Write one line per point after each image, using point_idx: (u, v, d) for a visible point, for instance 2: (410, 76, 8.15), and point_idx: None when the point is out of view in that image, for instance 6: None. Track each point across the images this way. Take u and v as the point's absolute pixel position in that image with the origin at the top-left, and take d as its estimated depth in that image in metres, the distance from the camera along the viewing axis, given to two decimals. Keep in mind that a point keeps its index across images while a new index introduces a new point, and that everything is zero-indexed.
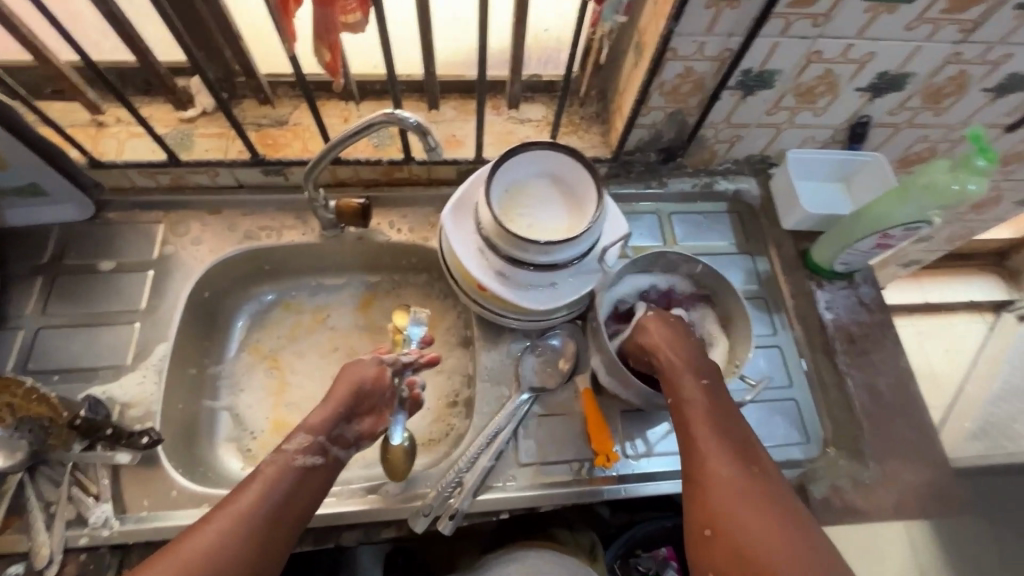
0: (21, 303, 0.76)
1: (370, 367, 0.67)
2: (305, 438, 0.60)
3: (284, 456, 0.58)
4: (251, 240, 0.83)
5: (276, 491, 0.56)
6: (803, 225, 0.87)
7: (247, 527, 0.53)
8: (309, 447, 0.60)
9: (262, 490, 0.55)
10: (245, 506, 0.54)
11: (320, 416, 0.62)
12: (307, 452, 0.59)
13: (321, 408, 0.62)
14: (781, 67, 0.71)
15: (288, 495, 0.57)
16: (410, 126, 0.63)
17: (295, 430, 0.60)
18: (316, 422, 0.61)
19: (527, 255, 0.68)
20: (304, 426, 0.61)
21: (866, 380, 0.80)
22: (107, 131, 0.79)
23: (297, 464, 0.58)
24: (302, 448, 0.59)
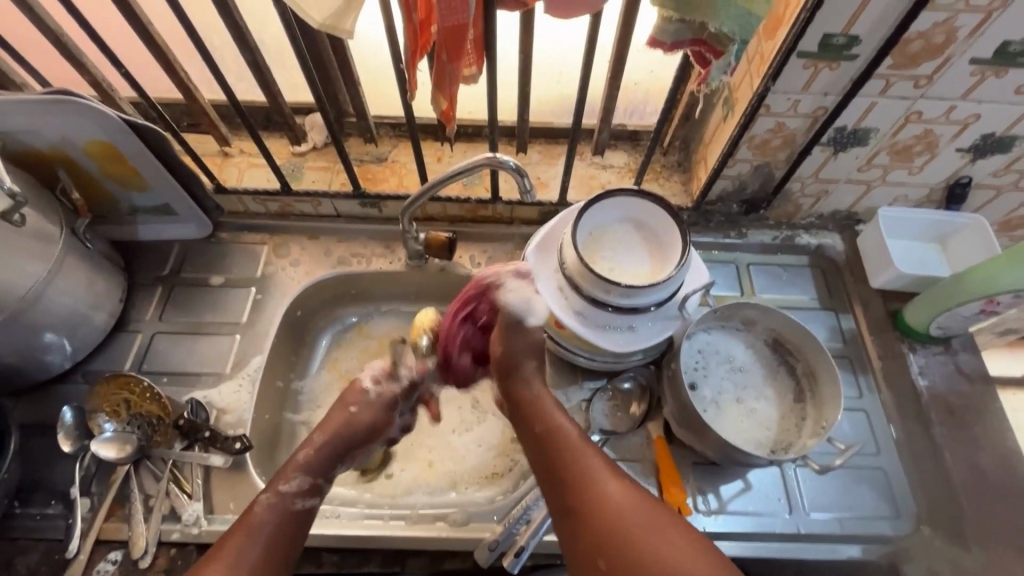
0: (142, 309, 0.84)
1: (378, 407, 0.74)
2: (301, 480, 0.65)
3: (281, 499, 0.62)
4: (343, 265, 0.89)
5: (262, 534, 0.59)
6: (894, 284, 0.83)
7: (239, 571, 0.56)
8: (302, 491, 0.64)
9: (252, 530, 0.59)
10: (240, 547, 0.58)
11: (318, 455, 0.68)
12: (305, 494, 0.64)
13: (316, 448, 0.68)
14: (876, 125, 0.71)
15: (277, 537, 0.60)
16: (506, 167, 0.67)
17: (293, 471, 0.65)
18: (313, 464, 0.67)
19: (608, 297, 0.69)
20: (300, 467, 0.66)
21: (966, 455, 0.73)
22: (231, 161, 0.89)
23: (293, 506, 0.63)
24: (301, 491, 0.64)
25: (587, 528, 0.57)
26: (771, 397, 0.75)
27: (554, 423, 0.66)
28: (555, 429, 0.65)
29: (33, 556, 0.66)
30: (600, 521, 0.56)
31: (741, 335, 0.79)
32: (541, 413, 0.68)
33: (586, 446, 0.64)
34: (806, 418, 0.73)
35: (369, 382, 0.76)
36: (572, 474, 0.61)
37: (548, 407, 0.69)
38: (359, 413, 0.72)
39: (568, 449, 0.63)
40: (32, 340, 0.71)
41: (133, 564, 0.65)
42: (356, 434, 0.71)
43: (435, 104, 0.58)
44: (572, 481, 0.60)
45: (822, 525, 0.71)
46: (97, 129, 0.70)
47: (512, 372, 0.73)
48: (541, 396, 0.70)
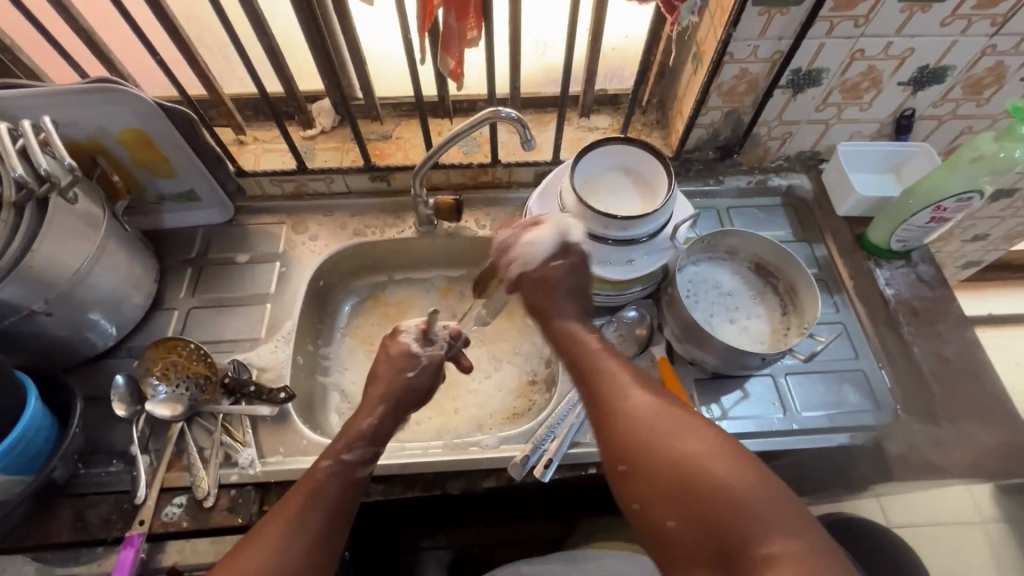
0: (176, 289, 0.91)
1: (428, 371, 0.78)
2: (362, 448, 0.69)
3: (342, 465, 0.66)
4: (359, 236, 0.97)
5: (327, 496, 0.63)
6: (857, 209, 0.94)
7: (304, 534, 0.59)
8: (361, 459, 0.68)
9: (320, 492, 0.63)
10: (307, 507, 0.61)
11: (376, 425, 0.72)
12: (364, 463, 0.68)
13: (378, 417, 0.73)
14: (827, 65, 0.81)
15: (341, 502, 0.64)
16: (509, 120, 0.75)
17: (354, 441, 0.69)
18: (375, 434, 0.71)
19: (607, 231, 0.77)
20: (363, 436, 0.70)
21: (932, 348, 0.83)
22: (247, 148, 0.96)
23: (355, 474, 0.67)
24: (360, 459, 0.68)
25: (615, 435, 0.60)
26: (758, 313, 0.84)
27: (583, 346, 0.70)
28: (584, 351, 0.70)
29: (103, 508, 0.71)
30: (629, 428, 0.59)
31: (727, 263, 0.88)
32: (567, 336, 0.72)
33: (612, 364, 0.67)
34: (791, 327, 0.81)
35: (417, 348, 0.78)
36: (602, 389, 0.64)
37: (575, 331, 0.73)
38: (416, 376, 0.76)
39: (597, 368, 0.67)
40: (81, 316, 0.77)
41: (196, 505, 0.71)
42: (413, 397, 0.76)
43: (445, 64, 0.67)
44: (602, 395, 0.64)
45: (815, 421, 0.80)
46: (132, 117, 0.77)
47: (541, 309, 0.76)
48: (570, 325, 0.73)
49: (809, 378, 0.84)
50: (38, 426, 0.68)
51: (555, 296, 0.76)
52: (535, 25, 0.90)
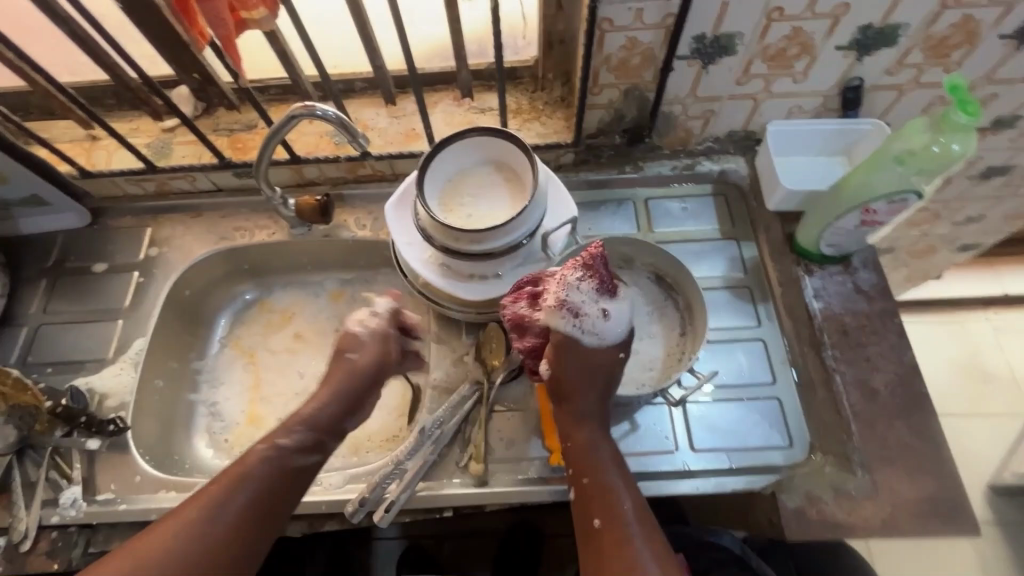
0: (29, 302, 0.84)
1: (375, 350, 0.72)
2: (281, 445, 0.63)
3: (253, 463, 0.61)
4: (226, 241, 0.88)
5: (237, 502, 0.58)
6: (788, 204, 0.78)
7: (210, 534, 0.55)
8: (278, 463, 0.62)
9: (230, 493, 0.58)
10: (214, 509, 0.56)
11: (299, 417, 0.66)
12: (286, 456, 0.63)
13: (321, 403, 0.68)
14: (738, 30, 0.65)
15: (250, 512, 0.58)
16: (329, 119, 0.64)
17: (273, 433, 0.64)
18: (300, 450, 0.64)
19: (459, 246, 0.66)
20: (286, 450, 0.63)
21: (858, 376, 0.70)
22: (99, 144, 0.87)
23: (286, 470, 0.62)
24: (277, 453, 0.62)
25: (599, 552, 0.56)
26: (652, 334, 0.72)
27: (592, 438, 0.63)
28: (586, 449, 0.62)
29: None
30: (612, 546, 0.56)
31: (623, 272, 0.75)
32: (568, 431, 0.63)
33: (617, 472, 0.61)
34: (685, 353, 0.69)
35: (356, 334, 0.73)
36: (597, 499, 0.59)
37: (592, 409, 0.63)
38: (360, 358, 0.72)
39: (604, 473, 0.60)
40: None
41: (14, 547, 0.67)
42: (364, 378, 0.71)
43: (218, 30, 0.53)
44: (602, 510, 0.58)
45: (710, 461, 0.69)
46: None
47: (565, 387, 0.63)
48: (589, 393, 0.62)
49: (711, 409, 0.72)
50: None
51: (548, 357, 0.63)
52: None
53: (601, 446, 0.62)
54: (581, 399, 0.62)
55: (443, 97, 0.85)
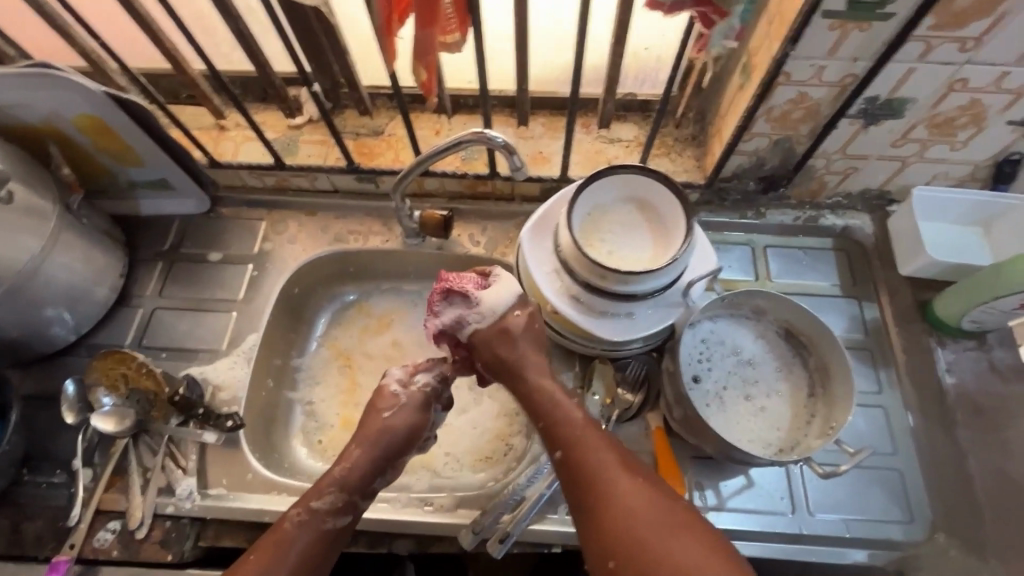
0: (144, 284, 0.85)
1: (380, 414, 0.69)
2: (334, 497, 0.64)
3: (313, 516, 0.62)
4: (340, 242, 0.88)
5: (298, 546, 0.60)
6: (925, 271, 0.76)
7: None
8: (320, 531, 0.62)
9: (295, 540, 0.60)
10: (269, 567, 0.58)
11: (352, 470, 0.66)
12: (338, 513, 0.63)
13: (354, 464, 0.66)
14: (915, 95, 0.63)
15: (310, 553, 0.60)
16: (496, 145, 0.64)
17: (327, 488, 0.64)
18: (349, 480, 0.65)
19: (605, 284, 0.65)
20: (335, 484, 0.64)
21: (990, 459, 0.69)
22: (226, 134, 0.87)
23: (325, 525, 0.62)
24: (333, 509, 0.63)
25: (578, 486, 0.60)
26: (780, 391, 0.71)
27: (583, 431, 0.62)
28: (585, 439, 0.62)
29: (40, 522, 0.69)
30: (612, 511, 0.57)
31: (751, 323, 0.74)
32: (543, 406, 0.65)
33: (620, 466, 0.60)
34: (815, 417, 0.68)
35: (397, 387, 0.71)
36: (573, 451, 0.61)
37: (556, 396, 0.66)
38: (393, 418, 0.69)
39: (612, 460, 0.60)
40: (34, 316, 0.72)
41: (129, 534, 0.68)
42: (396, 438, 0.68)
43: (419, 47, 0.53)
44: (564, 442, 0.62)
45: (827, 527, 0.68)
46: (83, 103, 0.69)
47: (513, 367, 0.67)
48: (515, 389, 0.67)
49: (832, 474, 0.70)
50: None
51: (520, 345, 0.67)
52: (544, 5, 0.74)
53: (560, 407, 0.65)
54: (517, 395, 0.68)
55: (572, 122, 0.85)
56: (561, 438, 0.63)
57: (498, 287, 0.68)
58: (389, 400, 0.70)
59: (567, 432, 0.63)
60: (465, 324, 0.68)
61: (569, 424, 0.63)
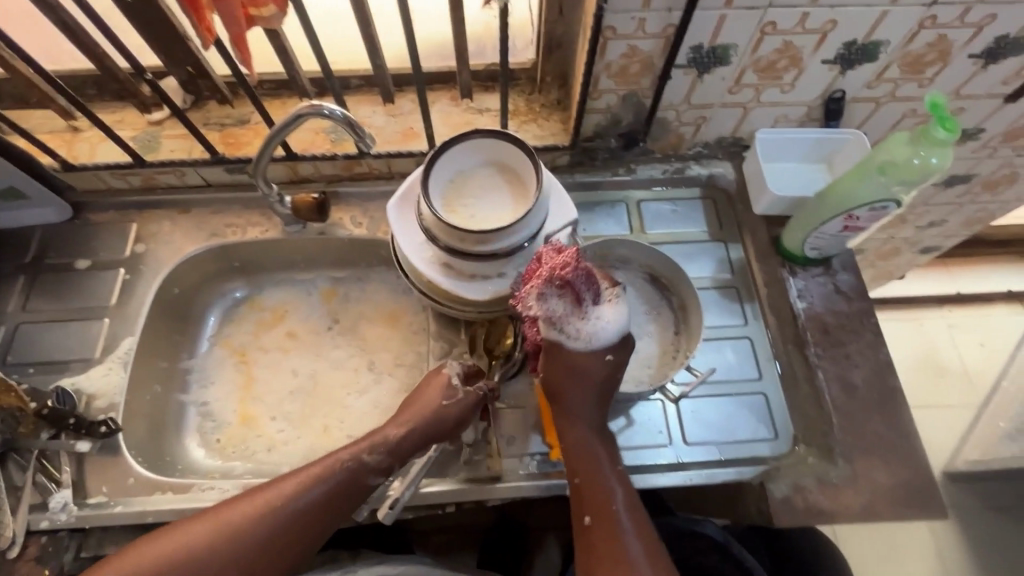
0: (5, 300, 0.81)
1: (440, 398, 0.68)
2: (323, 488, 0.62)
3: (283, 505, 0.60)
4: (217, 237, 0.86)
5: (246, 541, 0.58)
6: (774, 208, 0.82)
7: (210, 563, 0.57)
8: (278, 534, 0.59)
9: (249, 528, 0.59)
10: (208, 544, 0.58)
11: (354, 459, 0.64)
12: (318, 502, 0.61)
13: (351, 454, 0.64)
14: (734, 42, 0.68)
15: (292, 527, 0.60)
16: (337, 118, 0.65)
17: (318, 472, 0.63)
18: (342, 475, 0.63)
19: (465, 246, 0.67)
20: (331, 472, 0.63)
21: (839, 372, 0.75)
22: (81, 136, 0.84)
23: (292, 519, 0.60)
24: (315, 497, 0.61)
25: (587, 526, 0.64)
26: (648, 332, 0.74)
27: (611, 483, 0.65)
28: (604, 488, 0.64)
29: None
30: (609, 561, 0.61)
31: (620, 273, 0.78)
32: (591, 443, 0.66)
33: (637, 527, 0.63)
34: (679, 352, 0.72)
35: (457, 378, 0.70)
36: (589, 497, 0.64)
37: (602, 445, 0.66)
38: (450, 407, 0.68)
39: (623, 541, 0.62)
40: None
41: (2, 555, 0.66)
42: (435, 430, 0.67)
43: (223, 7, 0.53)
44: (583, 477, 0.65)
45: (699, 453, 0.72)
46: None
47: (556, 395, 0.66)
48: (583, 405, 0.65)
49: (703, 404, 0.75)
50: None
51: (585, 392, 0.65)
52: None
53: (588, 443, 0.66)
54: (568, 400, 0.65)
55: (440, 96, 0.86)
56: (580, 468, 0.65)
57: (604, 317, 0.63)
58: (450, 393, 0.68)
59: (592, 474, 0.65)
60: (555, 324, 0.62)
61: (599, 469, 0.65)
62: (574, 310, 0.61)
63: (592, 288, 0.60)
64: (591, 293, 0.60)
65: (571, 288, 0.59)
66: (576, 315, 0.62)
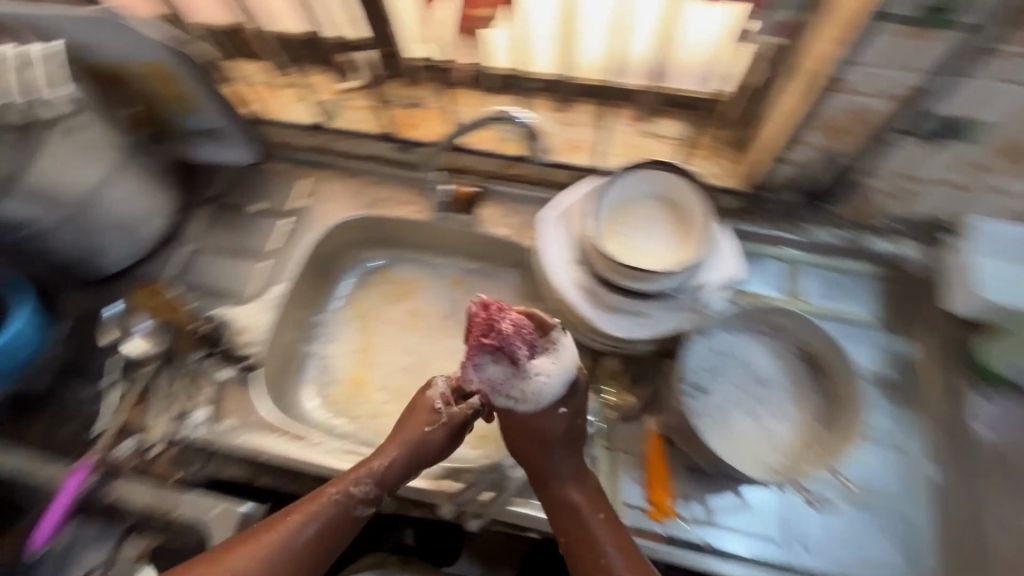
0: (188, 225, 0.91)
1: (428, 418, 0.69)
2: (366, 495, 0.65)
3: (324, 509, 0.63)
4: (372, 208, 0.91)
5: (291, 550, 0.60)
6: (979, 312, 0.70)
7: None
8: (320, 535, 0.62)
9: (293, 537, 0.61)
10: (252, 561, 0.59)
11: (366, 471, 0.66)
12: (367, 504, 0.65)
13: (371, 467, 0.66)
14: (988, 118, 0.58)
15: (336, 530, 0.63)
16: (516, 121, 0.72)
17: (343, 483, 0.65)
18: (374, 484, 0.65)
19: (617, 278, 0.65)
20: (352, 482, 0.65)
21: (1009, 518, 0.65)
22: (279, 92, 0.92)
23: (355, 513, 0.64)
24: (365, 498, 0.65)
25: None
26: (788, 415, 0.67)
27: (590, 526, 0.62)
28: (591, 534, 0.62)
29: (70, 429, 0.76)
30: None
31: (769, 341, 0.71)
32: (563, 493, 0.65)
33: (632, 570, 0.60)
34: (820, 446, 0.64)
35: (440, 401, 0.70)
36: (581, 547, 0.62)
37: (592, 492, 0.65)
38: (434, 432, 0.68)
39: None
40: (88, 242, 0.78)
41: (144, 452, 0.74)
42: (424, 454, 0.68)
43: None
44: (567, 530, 0.64)
45: (818, 561, 0.64)
46: (145, 51, 0.74)
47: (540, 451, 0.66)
48: (555, 458, 0.66)
49: (835, 509, 0.67)
50: (22, 339, 0.72)
51: (551, 450, 0.65)
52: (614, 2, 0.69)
53: (568, 493, 0.65)
54: (544, 462, 0.66)
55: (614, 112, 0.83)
56: (563, 523, 0.64)
57: (557, 362, 0.63)
58: (434, 416, 0.69)
59: (579, 524, 0.63)
60: (498, 390, 0.63)
61: (580, 517, 0.63)
62: (499, 366, 0.61)
63: (524, 342, 0.61)
64: (518, 351, 0.61)
65: (486, 337, 0.60)
66: (530, 371, 0.62)
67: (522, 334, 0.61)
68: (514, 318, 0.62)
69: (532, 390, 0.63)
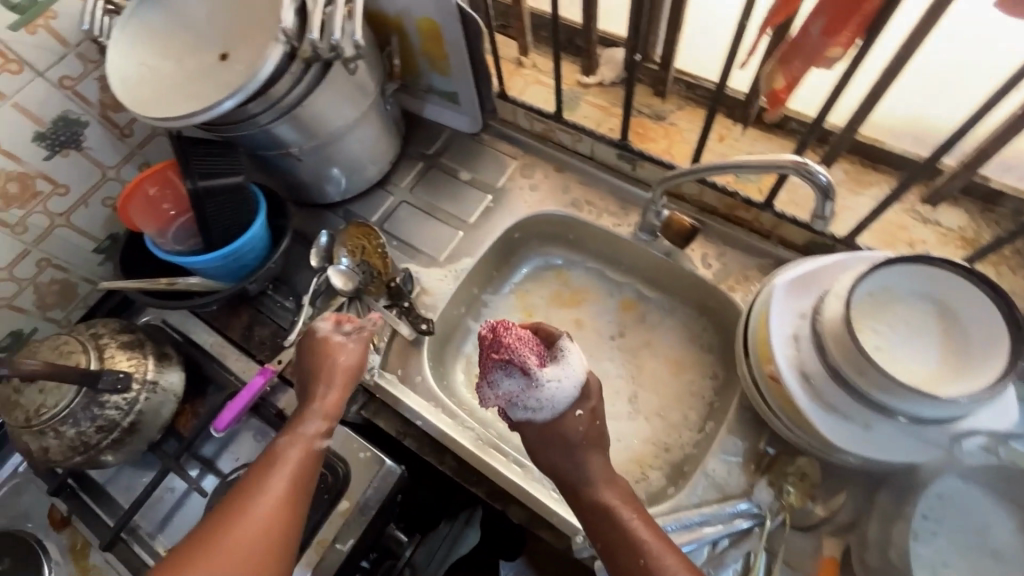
0: (401, 176, 0.95)
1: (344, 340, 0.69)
2: (319, 423, 0.63)
3: (299, 441, 0.60)
4: (574, 208, 0.88)
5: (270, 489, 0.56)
6: None
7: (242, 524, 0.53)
8: (296, 470, 0.58)
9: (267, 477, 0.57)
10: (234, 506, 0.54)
11: (320, 399, 0.65)
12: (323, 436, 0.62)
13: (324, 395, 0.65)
14: None
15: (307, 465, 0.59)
16: (815, 182, 0.57)
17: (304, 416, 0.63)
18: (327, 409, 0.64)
19: (857, 379, 0.55)
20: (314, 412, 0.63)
21: None
22: (522, 72, 0.94)
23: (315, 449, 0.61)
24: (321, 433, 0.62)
25: None
26: None
27: (641, 540, 0.55)
28: (629, 537, 0.56)
29: (266, 331, 0.84)
30: None
31: None
32: (601, 501, 0.59)
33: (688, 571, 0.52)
34: None
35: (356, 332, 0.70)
36: (620, 557, 0.55)
37: (620, 504, 0.59)
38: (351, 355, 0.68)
39: None
40: (323, 170, 0.84)
41: None
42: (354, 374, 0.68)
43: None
44: (605, 540, 0.57)
45: None
46: (434, 8, 0.76)
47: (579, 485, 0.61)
48: (589, 476, 0.61)
49: None
50: (253, 246, 0.77)
51: (574, 456, 0.62)
52: (943, 64, 0.64)
53: (606, 511, 0.58)
54: (583, 481, 0.61)
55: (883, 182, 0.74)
56: (600, 533, 0.58)
57: (563, 368, 0.60)
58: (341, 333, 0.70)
59: (612, 533, 0.57)
60: (515, 404, 0.60)
61: (616, 525, 0.57)
62: (524, 378, 0.59)
63: (528, 352, 0.59)
64: (522, 357, 0.59)
65: (500, 349, 0.59)
66: (539, 383, 0.59)
67: (521, 342, 0.60)
68: (501, 325, 0.61)
69: (544, 403, 0.60)
